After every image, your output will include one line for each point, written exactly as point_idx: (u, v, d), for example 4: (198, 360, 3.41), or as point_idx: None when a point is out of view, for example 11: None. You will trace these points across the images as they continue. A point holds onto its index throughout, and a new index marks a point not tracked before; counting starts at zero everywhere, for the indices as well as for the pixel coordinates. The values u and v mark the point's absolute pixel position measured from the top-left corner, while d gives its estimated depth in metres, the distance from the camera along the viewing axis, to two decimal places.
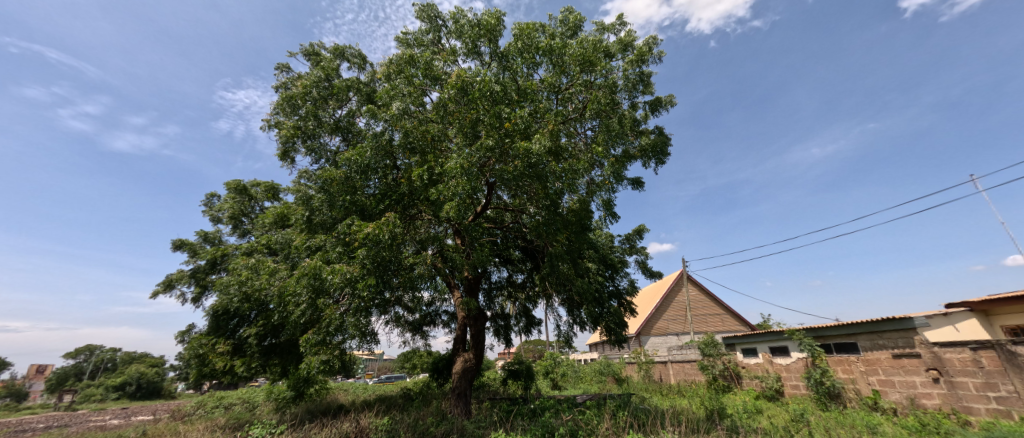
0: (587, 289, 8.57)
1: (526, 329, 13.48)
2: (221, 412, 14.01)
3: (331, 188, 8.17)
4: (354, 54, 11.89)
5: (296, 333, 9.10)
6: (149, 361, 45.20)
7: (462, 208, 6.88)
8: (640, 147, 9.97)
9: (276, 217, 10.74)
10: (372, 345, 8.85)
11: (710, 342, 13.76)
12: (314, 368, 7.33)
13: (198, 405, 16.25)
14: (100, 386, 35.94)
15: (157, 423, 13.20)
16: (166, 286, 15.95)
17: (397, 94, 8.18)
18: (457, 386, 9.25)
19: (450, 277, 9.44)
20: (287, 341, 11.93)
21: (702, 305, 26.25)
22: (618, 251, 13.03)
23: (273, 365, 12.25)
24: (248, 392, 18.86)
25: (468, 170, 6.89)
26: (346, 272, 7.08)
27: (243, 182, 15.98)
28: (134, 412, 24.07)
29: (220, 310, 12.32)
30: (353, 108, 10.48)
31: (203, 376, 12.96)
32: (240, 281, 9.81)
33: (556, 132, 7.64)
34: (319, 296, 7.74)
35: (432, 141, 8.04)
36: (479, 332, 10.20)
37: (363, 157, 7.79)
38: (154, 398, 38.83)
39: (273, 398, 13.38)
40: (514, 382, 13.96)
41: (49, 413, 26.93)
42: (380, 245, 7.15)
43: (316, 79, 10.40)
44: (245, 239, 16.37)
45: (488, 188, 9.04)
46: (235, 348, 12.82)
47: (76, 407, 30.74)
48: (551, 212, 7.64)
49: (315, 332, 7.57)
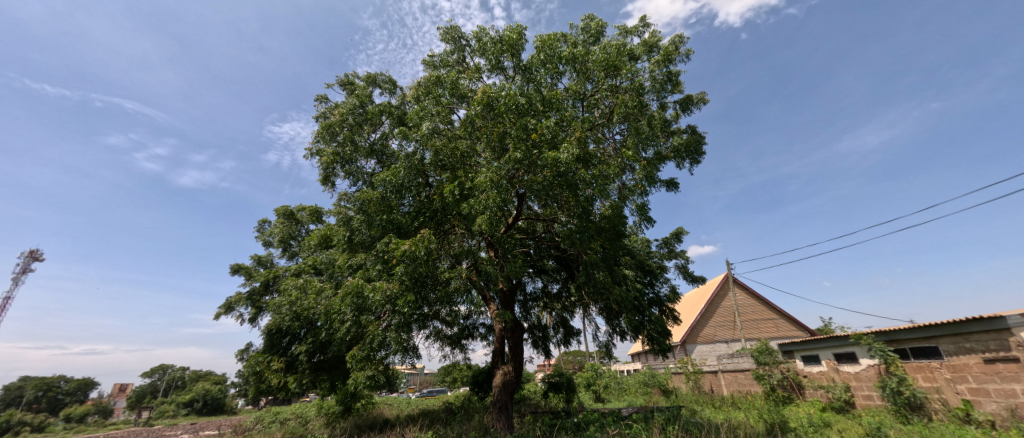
0: (625, 297, 8.36)
1: (564, 340, 13.23)
2: (277, 427, 14.77)
3: (369, 208, 8.53)
4: (385, 80, 12.49)
5: (342, 350, 9.44)
6: (212, 379, 48.90)
7: (494, 221, 6.94)
8: (672, 148, 9.65)
9: (320, 239, 11.27)
10: (413, 360, 9.08)
11: (765, 349, 12.76)
12: (361, 384, 7.54)
13: (256, 420, 17.16)
14: (172, 403, 39.59)
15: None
16: (227, 308, 17.19)
17: (426, 114, 8.52)
18: (497, 400, 9.17)
19: (486, 290, 9.60)
20: (334, 357, 12.47)
21: (752, 310, 24.65)
22: (657, 256, 12.59)
23: (321, 381, 12.78)
24: (301, 407, 19.80)
25: (498, 183, 6.99)
26: (386, 289, 7.37)
27: (290, 208, 17.04)
28: (202, 427, 26.00)
29: (274, 329, 13.07)
30: (386, 131, 10.91)
31: (261, 392, 13.86)
32: (290, 301, 10.35)
33: (585, 140, 7.61)
34: (362, 314, 8.05)
35: (461, 158, 8.25)
36: (517, 345, 10.15)
37: (397, 177, 8.13)
38: (219, 414, 41.54)
39: (323, 413, 13.92)
40: (555, 395, 13.69)
41: (129, 428, 29.78)
42: (417, 261, 7.38)
43: (352, 106, 10.96)
44: (293, 261, 17.42)
45: (518, 199, 9.11)
46: (288, 365, 13.57)
47: (152, 423, 33.53)
48: (583, 220, 7.55)
49: (360, 348, 7.88)
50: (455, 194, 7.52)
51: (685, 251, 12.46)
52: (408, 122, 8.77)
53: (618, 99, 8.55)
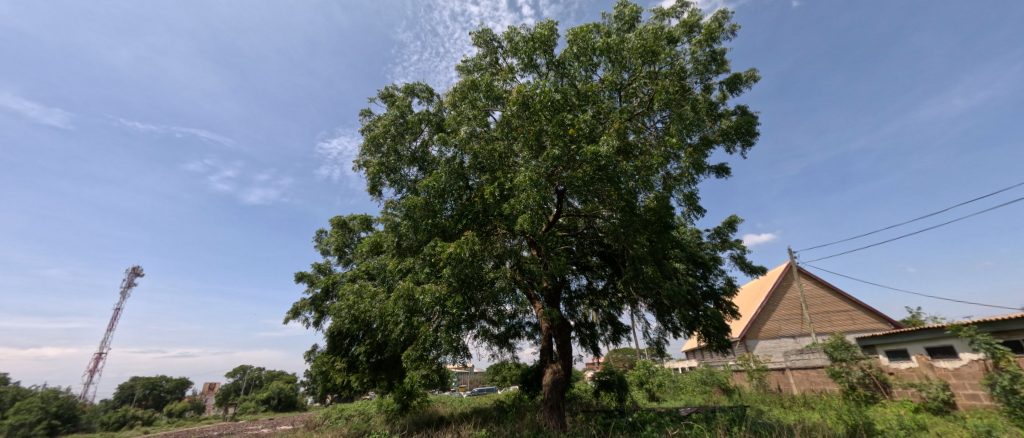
0: (677, 291, 7.99)
1: (613, 337, 12.92)
2: (343, 423, 15.83)
3: (414, 214, 8.87)
4: (422, 89, 12.92)
5: (397, 350, 9.91)
6: (285, 378, 53.39)
7: (535, 220, 6.91)
8: (721, 132, 9.09)
9: (371, 245, 11.88)
10: (464, 359, 9.31)
11: (839, 344, 11.50)
12: (416, 382, 7.86)
13: (324, 416, 18.49)
14: (253, 400, 43.76)
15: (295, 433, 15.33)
16: (293, 313, 18.66)
17: (463, 119, 8.70)
18: (548, 398, 9.15)
19: (530, 289, 9.62)
20: (390, 357, 13.12)
21: (820, 302, 22.63)
22: (709, 247, 11.92)
23: (381, 380, 13.53)
24: (363, 404, 21.06)
25: (537, 182, 6.97)
26: (435, 291, 7.59)
27: (343, 217, 18.15)
28: (279, 422, 28.49)
29: (336, 331, 13.92)
30: (426, 139, 11.28)
31: (328, 390, 14.92)
32: (348, 305, 11.03)
33: (624, 131, 7.39)
34: (414, 316, 8.37)
35: (499, 160, 8.34)
36: (565, 343, 10.07)
37: (439, 181, 8.39)
38: (292, 410, 45.31)
39: (384, 410, 14.66)
40: (607, 394, 13.39)
41: (219, 422, 33.39)
42: (463, 263, 7.55)
43: (393, 117, 11.45)
44: (348, 267, 18.53)
45: (558, 196, 9.03)
46: (349, 365, 14.46)
47: (238, 417, 37.30)
48: (627, 214, 7.32)
49: (414, 348, 8.19)
50: (495, 195, 7.60)
51: (741, 240, 11.67)
52: (447, 128, 9.00)
53: (657, 86, 8.19)
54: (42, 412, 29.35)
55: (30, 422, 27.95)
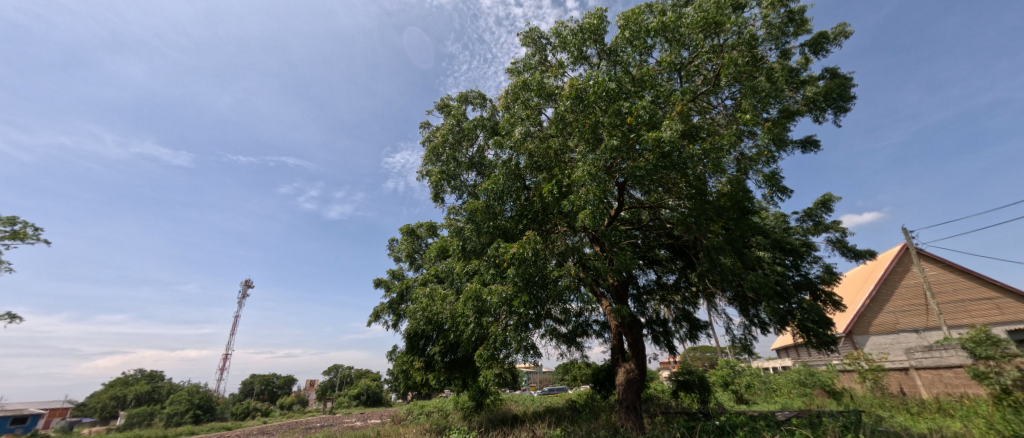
0: (764, 282, 7.23)
1: (690, 334, 12.09)
2: (425, 418, 16.81)
3: (476, 217, 9.15)
4: (475, 96, 13.27)
5: (469, 349, 10.29)
6: (371, 376, 58.35)
7: (597, 215, 6.72)
8: (805, 100, 8.06)
9: (438, 250, 12.46)
10: (534, 358, 9.40)
11: (983, 338, 9.43)
12: (490, 381, 8.08)
13: (408, 411, 19.85)
14: (346, 396, 48.53)
15: (384, 426, 16.61)
16: (374, 316, 20.28)
17: (517, 120, 8.77)
18: (623, 398, 8.83)
19: (596, 286, 9.39)
20: (463, 357, 13.73)
21: (951, 289, 18.98)
22: (798, 232, 10.61)
23: (455, 378, 14.19)
24: (441, 401, 22.19)
25: (596, 175, 6.77)
26: (501, 291, 7.60)
27: (411, 226, 19.32)
28: (368, 416, 31.29)
29: (412, 332, 14.76)
30: (482, 144, 11.58)
31: (409, 388, 15.91)
32: (422, 307, 11.69)
33: (689, 113, 6.88)
34: (483, 316, 8.61)
35: (555, 157, 8.27)
36: (637, 341, 9.65)
37: (498, 184, 8.59)
38: (379, 406, 49.46)
39: (461, 407, 15.29)
40: (687, 395, 12.56)
41: (320, 415, 37.66)
42: (527, 262, 7.60)
43: (450, 126, 11.93)
44: (419, 272, 19.66)
45: (618, 189, 8.70)
46: (427, 364, 15.32)
47: (335, 411, 41.67)
48: (697, 201, 6.81)
49: (485, 347, 8.40)
50: (554, 193, 7.52)
51: (839, 222, 10.22)
52: (501, 131, 9.14)
53: (723, 60, 7.51)
54: (188, 403, 35.66)
55: (182, 411, 34.69)
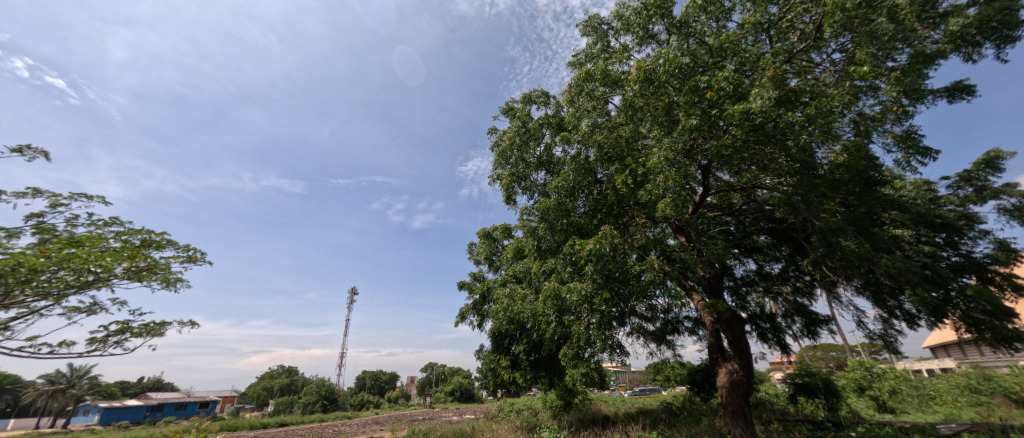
0: (907, 266, 5.87)
1: (806, 330, 10.44)
2: (516, 415, 17.15)
3: (549, 215, 9.00)
4: (539, 95, 13.19)
5: (553, 349, 10.26)
6: (463, 374, 61.76)
7: (680, 203, 6.15)
8: (949, 37, 6.41)
9: (515, 251, 12.62)
10: (621, 358, 8.98)
11: None
12: (577, 380, 7.90)
13: (499, 408, 20.53)
14: (442, 391, 52.10)
15: (477, 422, 17.38)
16: (461, 317, 21.37)
17: (583, 113, 8.47)
18: (728, 402, 7.95)
19: (684, 279, 8.64)
20: (548, 356, 13.80)
21: None
22: (951, 203, 8.41)
23: (541, 377, 14.24)
24: (530, 399, 22.49)
25: (675, 160, 6.22)
26: (581, 289, 7.54)
27: (487, 229, 19.99)
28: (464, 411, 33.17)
29: (498, 332, 15.14)
30: (549, 142, 11.44)
31: (498, 385, 16.30)
32: (504, 307, 11.95)
33: (784, 77, 5.94)
34: (564, 314, 8.45)
35: (626, 146, 7.73)
36: (740, 338, 8.63)
37: (568, 180, 8.45)
38: (472, 402, 52.14)
39: (549, 406, 15.24)
40: (809, 400, 10.87)
41: (422, 409, 41.04)
42: (605, 258, 7.25)
43: (516, 128, 11.99)
44: (498, 273, 20.24)
45: (702, 173, 7.85)
46: (513, 363, 15.56)
47: (435, 406, 45.03)
48: (804, 177, 5.82)
49: (569, 346, 8.22)
50: (628, 184, 7.11)
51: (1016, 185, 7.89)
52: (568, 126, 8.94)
53: (825, 6, 6.35)
54: (318, 394, 41.68)
55: (314, 400, 40.63)
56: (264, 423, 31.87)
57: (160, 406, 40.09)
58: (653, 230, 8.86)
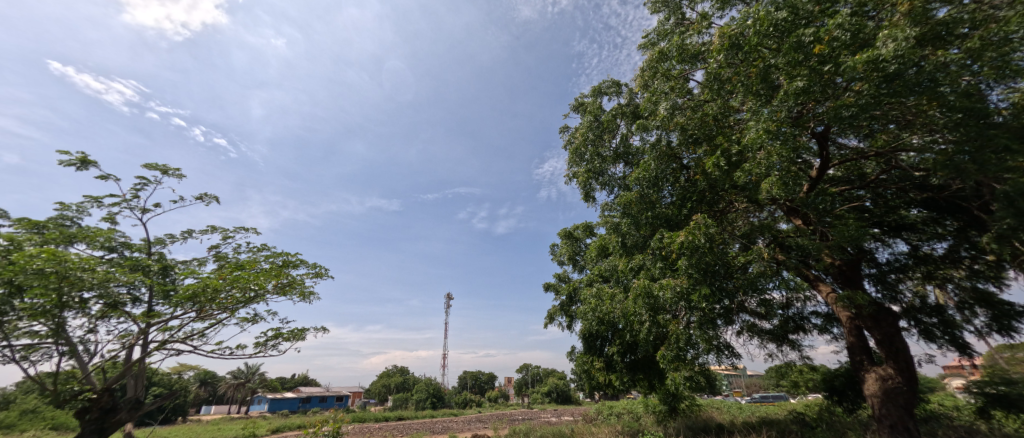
0: None
1: (1001, 330, 7.94)
2: (616, 419, 16.55)
3: (632, 209, 8.78)
4: (610, 85, 12.67)
5: (649, 348, 9.97)
6: (559, 375, 61.73)
7: (790, 180, 5.86)
8: None
9: (598, 249, 12.10)
10: (734, 360, 8.63)
11: None
12: (681, 385, 7.75)
13: (598, 411, 20.10)
14: (539, 393, 52.81)
15: (576, 424, 17.22)
16: (550, 318, 21.51)
17: (660, 96, 8.16)
18: (884, 414, 6.76)
19: (804, 269, 7.78)
20: (645, 358, 13.22)
21: None
22: None
23: (640, 380, 13.75)
24: (630, 403, 21.53)
25: (779, 131, 5.84)
26: (675, 286, 7.20)
27: (568, 229, 19.87)
28: (563, 413, 33.17)
29: (587, 332, 14.42)
30: (625, 132, 10.70)
31: (594, 387, 15.44)
32: (592, 307, 11.49)
33: (930, 7, 5.01)
34: (658, 314, 8.15)
35: (715, 124, 7.39)
36: (888, 336, 7.41)
37: (650, 170, 8.11)
38: (570, 404, 51.89)
39: (653, 411, 14.43)
40: (1011, 418, 8.40)
41: (521, 409, 42.24)
42: (702, 251, 6.83)
43: (588, 123, 11.43)
44: (584, 273, 19.92)
45: (818, 140, 6.91)
46: (607, 364, 14.68)
47: (533, 406, 45.93)
48: (969, 128, 4.72)
49: (668, 348, 7.90)
50: (721, 166, 6.75)
51: None
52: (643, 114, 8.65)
53: None
54: (428, 392, 45.73)
55: (425, 397, 44.70)
56: (385, 417, 35.87)
57: (309, 398, 48.21)
58: (759, 213, 8.00)
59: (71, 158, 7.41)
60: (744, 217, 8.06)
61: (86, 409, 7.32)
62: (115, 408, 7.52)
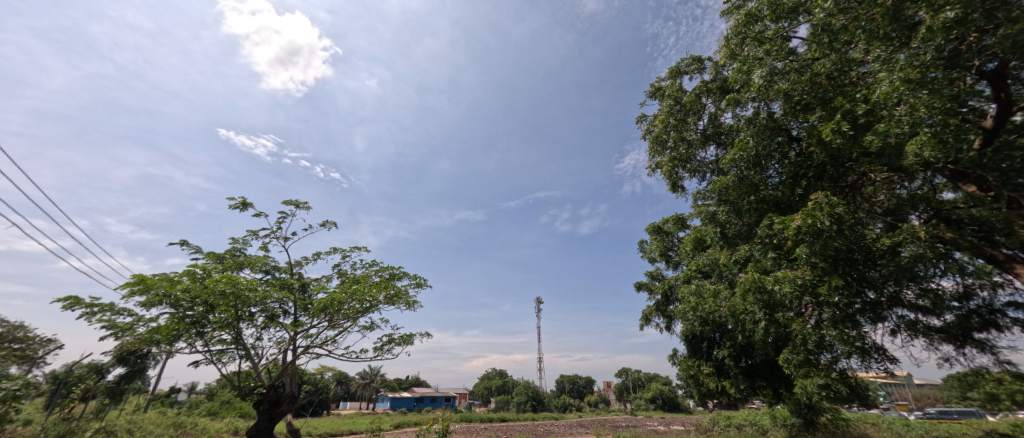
0: None
1: None
2: (736, 432, 14.67)
3: (730, 195, 7.83)
4: (689, 63, 10.40)
5: (769, 351, 8.69)
6: (662, 380, 57.56)
7: (953, 135, 4.69)
8: None
9: (694, 243, 10.68)
10: (888, 365, 7.15)
11: None
12: (815, 394, 6.80)
13: (713, 422, 18.10)
14: (641, 399, 49.83)
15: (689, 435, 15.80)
16: (645, 319, 20.16)
17: (754, 63, 6.97)
18: None
19: (991, 248, 5.83)
20: (765, 362, 11.38)
21: None
22: None
23: (762, 388, 11.82)
24: (752, 413, 18.94)
25: (928, 77, 4.72)
26: (795, 277, 6.09)
27: (657, 223, 18.39)
28: (671, 421, 30.65)
29: (690, 334, 12.96)
30: (714, 110, 9.31)
31: (705, 395, 13.83)
32: (692, 307, 10.23)
33: None
34: (776, 311, 7.07)
35: (830, 83, 6.15)
36: None
37: (748, 148, 7.04)
38: (678, 412, 47.88)
39: (782, 424, 12.51)
40: None
41: (623, 415, 40.32)
42: (827, 235, 5.72)
43: (668, 108, 10.22)
44: (679, 269, 18.20)
45: (987, 81, 5.31)
46: (718, 369, 12.99)
47: (636, 413, 43.51)
48: None
49: (792, 350, 7.11)
50: (844, 132, 5.52)
51: None
52: (734, 86, 7.52)
53: None
54: (526, 395, 46.43)
55: (524, 400, 45.45)
56: (489, 418, 37.42)
57: (421, 398, 52.69)
58: (910, 183, 6.20)
59: (239, 204, 9.55)
60: (889, 189, 6.40)
61: (259, 401, 8.93)
62: (279, 400, 8.97)
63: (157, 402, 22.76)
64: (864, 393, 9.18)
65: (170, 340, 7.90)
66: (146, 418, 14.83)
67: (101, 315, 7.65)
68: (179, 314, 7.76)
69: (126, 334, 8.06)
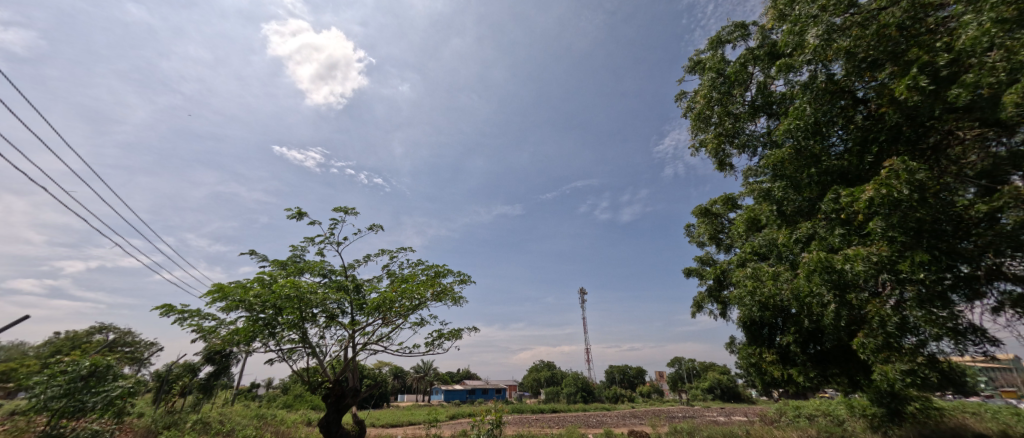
0: None
1: None
2: (807, 422, 13.73)
3: (787, 169, 7.20)
4: (731, 31, 9.71)
5: (842, 336, 7.97)
6: (720, 369, 55.00)
7: None
8: None
9: (747, 223, 10.06)
10: (991, 348, 6.28)
11: None
12: (898, 380, 6.16)
13: (780, 412, 17.04)
14: (698, 388, 47.95)
15: (753, 426, 14.97)
16: (698, 306, 19.31)
17: (807, 23, 6.35)
18: None
19: None
20: (837, 348, 10.47)
21: None
22: None
23: (835, 376, 10.89)
24: (825, 403, 17.62)
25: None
26: (870, 254, 5.52)
27: (704, 205, 17.46)
28: (731, 411, 29.26)
29: (748, 320, 12.20)
30: (763, 79, 8.60)
31: (770, 385, 12.94)
32: (749, 292, 9.57)
33: None
34: (848, 292, 6.44)
35: (902, 35, 5.49)
36: None
37: (806, 115, 6.43)
38: (739, 402, 45.59)
39: (861, 414, 11.49)
40: None
41: (679, 405, 39.10)
42: (906, 205, 5.15)
43: (710, 82, 9.55)
44: (732, 252, 17.17)
45: None
46: (783, 356, 12.17)
47: (693, 404, 41.99)
48: None
49: (869, 334, 6.48)
50: (922, 87, 4.89)
51: None
52: (785, 50, 6.91)
53: None
54: (576, 386, 46.38)
55: (574, 391, 45.39)
56: (540, 409, 37.79)
57: (473, 390, 54.37)
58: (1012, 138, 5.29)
59: (295, 214, 10.11)
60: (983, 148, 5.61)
61: (327, 395, 9.61)
62: (344, 394, 9.59)
63: (244, 396, 25.44)
64: (961, 380, 8.19)
65: (247, 340, 8.64)
66: (235, 411, 16.57)
67: (190, 320, 8.42)
68: (253, 317, 8.47)
69: (212, 336, 8.91)
